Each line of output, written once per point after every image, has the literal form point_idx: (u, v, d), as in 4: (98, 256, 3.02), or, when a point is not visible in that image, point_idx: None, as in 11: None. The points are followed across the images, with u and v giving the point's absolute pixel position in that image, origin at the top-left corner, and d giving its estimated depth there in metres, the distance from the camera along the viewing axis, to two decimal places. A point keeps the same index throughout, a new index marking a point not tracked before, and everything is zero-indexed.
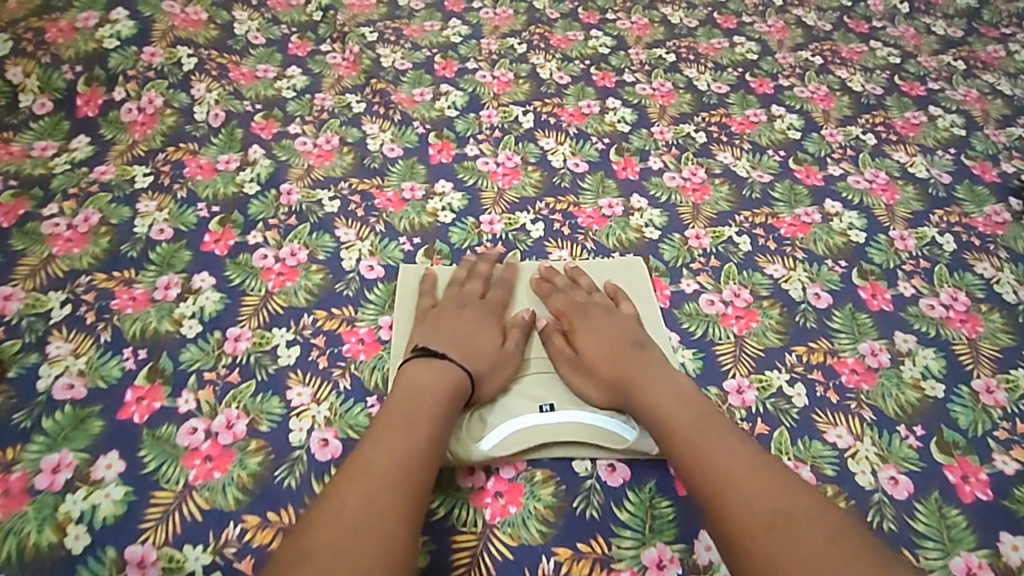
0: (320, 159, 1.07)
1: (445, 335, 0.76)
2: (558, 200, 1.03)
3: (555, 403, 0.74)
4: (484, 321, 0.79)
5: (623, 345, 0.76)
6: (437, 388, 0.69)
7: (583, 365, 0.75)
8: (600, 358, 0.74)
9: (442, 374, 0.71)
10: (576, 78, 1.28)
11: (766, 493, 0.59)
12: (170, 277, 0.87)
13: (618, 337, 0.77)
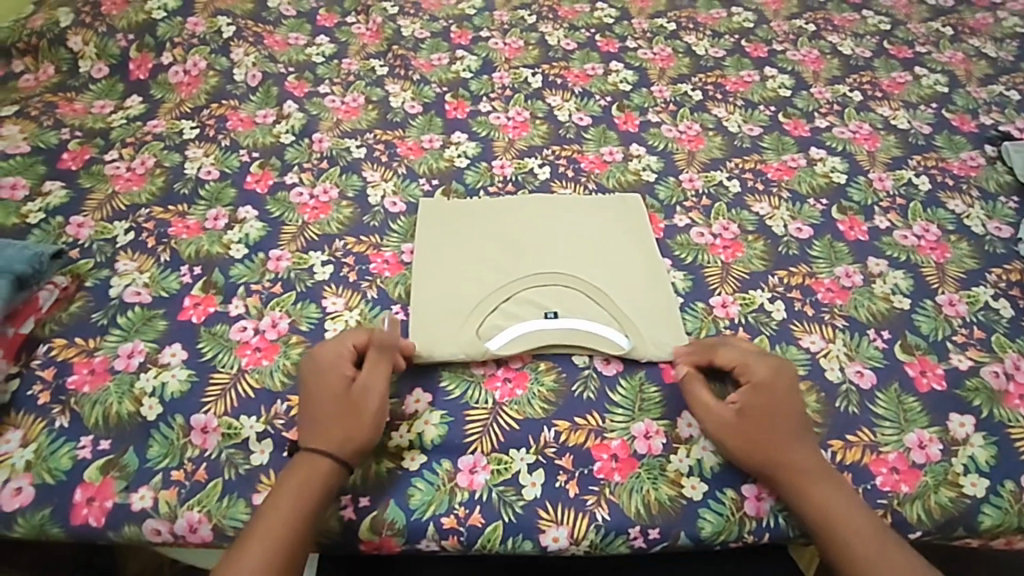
0: (348, 114, 1.18)
1: (312, 404, 0.71)
2: (563, 148, 1.13)
3: (557, 312, 0.83)
4: (328, 378, 0.73)
5: (786, 424, 0.71)
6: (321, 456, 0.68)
7: (738, 429, 0.71)
8: (761, 432, 0.71)
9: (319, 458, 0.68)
10: (582, 45, 1.38)
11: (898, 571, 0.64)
12: (219, 210, 0.99)
13: (783, 415, 0.72)
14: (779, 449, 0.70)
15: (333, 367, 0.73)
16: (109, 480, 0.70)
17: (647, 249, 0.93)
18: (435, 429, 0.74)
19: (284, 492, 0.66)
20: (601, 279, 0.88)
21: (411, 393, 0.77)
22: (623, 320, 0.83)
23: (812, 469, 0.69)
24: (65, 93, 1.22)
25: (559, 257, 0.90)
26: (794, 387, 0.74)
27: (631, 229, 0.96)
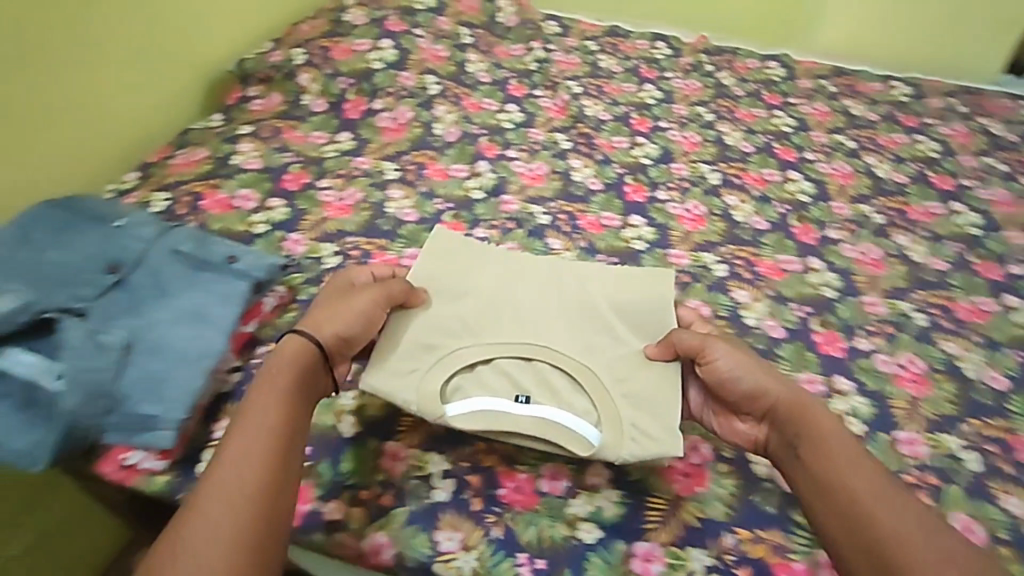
0: (533, 180, 1.26)
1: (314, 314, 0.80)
2: (740, 248, 1.14)
3: (532, 385, 0.79)
4: (331, 294, 0.81)
5: (769, 371, 0.76)
6: (297, 360, 0.72)
7: (744, 371, 0.75)
8: (756, 376, 0.75)
9: (289, 345, 0.74)
10: (759, 149, 1.41)
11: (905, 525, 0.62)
12: (415, 250, 1.07)
13: (768, 369, 0.76)
14: (773, 378, 0.75)
15: (345, 283, 0.83)
16: (306, 485, 0.75)
17: (646, 306, 0.87)
18: (615, 507, 0.74)
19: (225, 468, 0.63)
20: (595, 350, 0.82)
21: (592, 466, 0.78)
22: (602, 400, 0.78)
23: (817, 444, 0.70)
24: (289, 121, 1.39)
25: (546, 310, 0.86)
26: (755, 353, 0.79)
27: (633, 282, 0.89)
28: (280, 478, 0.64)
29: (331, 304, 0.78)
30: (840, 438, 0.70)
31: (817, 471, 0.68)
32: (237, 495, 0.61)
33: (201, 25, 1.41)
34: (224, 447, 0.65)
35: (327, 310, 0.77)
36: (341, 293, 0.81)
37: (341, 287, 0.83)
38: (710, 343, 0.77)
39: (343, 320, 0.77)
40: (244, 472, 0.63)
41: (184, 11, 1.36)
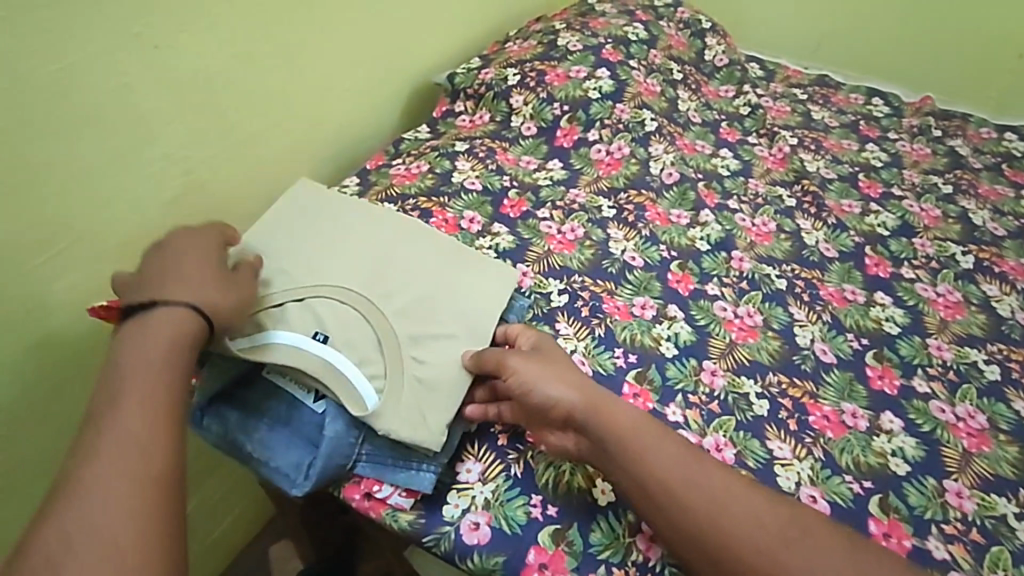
0: (761, 238, 1.17)
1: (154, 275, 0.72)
2: (1010, 348, 1.01)
3: (334, 325, 0.77)
4: (192, 259, 0.74)
5: (573, 382, 0.74)
6: (166, 334, 0.67)
7: (586, 398, 0.72)
8: (600, 407, 0.72)
9: (163, 320, 0.67)
10: (1013, 233, 1.25)
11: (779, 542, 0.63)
12: (645, 299, 1.01)
13: (595, 393, 0.73)
14: (593, 395, 0.73)
15: (198, 250, 0.76)
16: (562, 553, 0.70)
17: (480, 313, 0.83)
18: None
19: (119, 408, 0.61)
20: (404, 312, 0.81)
21: None
22: (393, 365, 0.77)
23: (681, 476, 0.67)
24: (500, 142, 1.38)
25: (344, 257, 0.85)
26: (551, 359, 0.78)
27: (478, 285, 0.86)
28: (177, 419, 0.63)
29: (215, 280, 0.74)
30: (643, 445, 0.69)
31: (665, 506, 0.66)
32: (130, 438, 0.59)
33: (418, 37, 1.43)
34: (106, 396, 0.62)
35: (221, 289, 0.73)
36: (170, 238, 0.77)
37: (207, 256, 0.76)
38: (507, 357, 0.76)
39: (238, 311, 0.73)
40: (126, 455, 0.58)
41: (406, 21, 1.38)
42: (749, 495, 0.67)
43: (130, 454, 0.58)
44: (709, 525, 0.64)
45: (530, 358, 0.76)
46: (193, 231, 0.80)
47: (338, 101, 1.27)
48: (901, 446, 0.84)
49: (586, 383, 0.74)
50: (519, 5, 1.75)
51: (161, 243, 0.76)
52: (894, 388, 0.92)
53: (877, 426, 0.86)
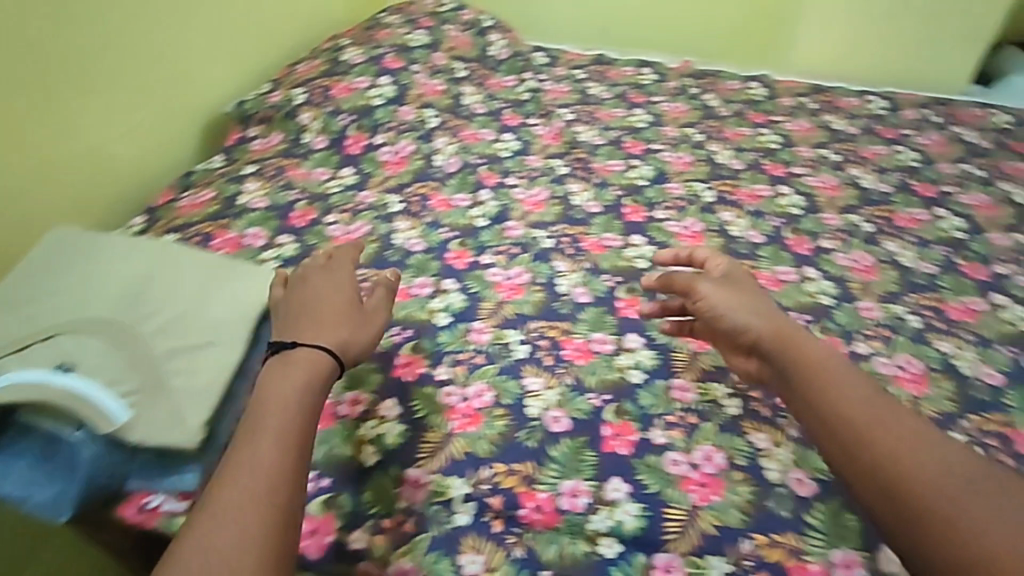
0: (535, 207, 1.30)
1: (306, 308, 0.81)
2: (738, 262, 1.18)
3: (82, 356, 0.81)
4: (334, 298, 0.83)
5: (740, 304, 0.88)
6: (295, 376, 0.72)
7: (766, 315, 0.87)
8: (766, 316, 0.87)
9: (305, 361, 0.74)
10: (750, 166, 1.46)
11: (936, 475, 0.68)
12: (424, 279, 1.10)
13: (750, 304, 0.89)
14: (788, 325, 0.85)
15: (334, 287, 0.84)
16: (331, 516, 0.79)
17: (238, 307, 0.89)
18: (636, 520, 0.78)
19: (246, 470, 0.63)
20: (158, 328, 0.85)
21: (610, 481, 0.81)
22: (145, 378, 0.80)
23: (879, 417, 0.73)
24: (291, 159, 1.43)
25: (101, 286, 0.89)
26: (705, 290, 0.91)
27: (236, 288, 0.91)
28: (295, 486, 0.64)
29: (344, 318, 0.81)
30: (835, 368, 0.79)
31: (846, 435, 0.73)
32: (251, 505, 0.61)
33: (191, 66, 1.42)
34: (241, 451, 0.65)
35: (347, 328, 0.80)
36: (326, 272, 0.86)
37: (346, 295, 0.84)
38: (699, 283, 0.93)
39: (364, 345, 0.81)
40: (254, 490, 0.62)
41: (175, 53, 1.37)
42: (907, 422, 0.73)
43: (257, 488, 0.62)
44: (858, 448, 0.72)
45: (688, 279, 0.94)
46: (338, 261, 0.90)
47: (111, 146, 1.28)
48: (640, 358, 0.97)
49: (777, 314, 0.86)
50: (313, 21, 1.78)
51: (314, 277, 0.85)
52: (640, 313, 1.06)
53: (621, 346, 0.99)
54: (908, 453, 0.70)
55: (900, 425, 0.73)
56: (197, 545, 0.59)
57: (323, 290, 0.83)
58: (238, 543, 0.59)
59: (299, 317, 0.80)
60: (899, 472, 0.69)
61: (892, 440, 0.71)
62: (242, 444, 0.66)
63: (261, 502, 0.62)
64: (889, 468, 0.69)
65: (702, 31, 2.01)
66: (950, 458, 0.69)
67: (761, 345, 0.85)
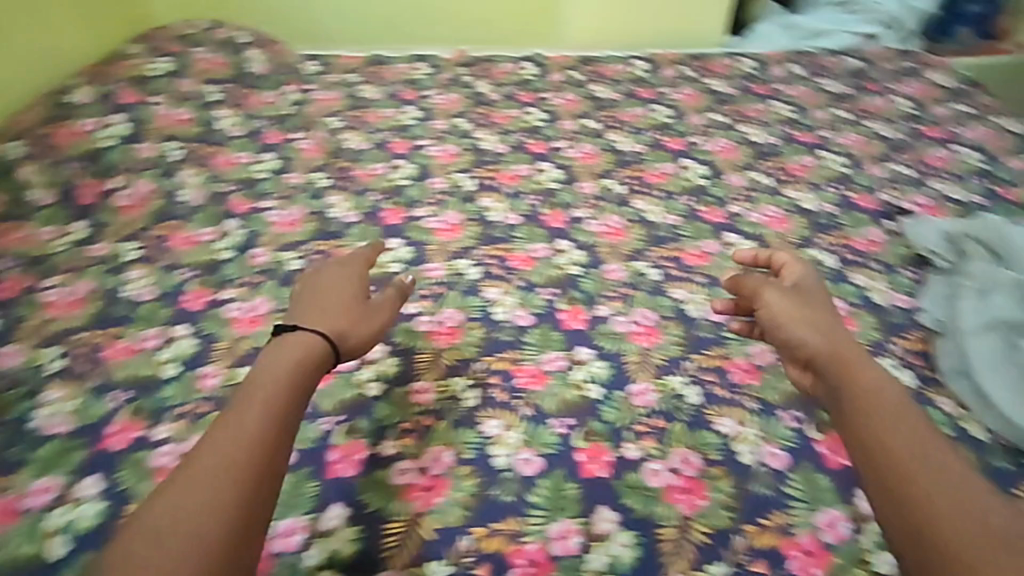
0: (287, 227, 1.23)
1: (309, 295, 0.79)
2: (493, 247, 1.18)
3: None
4: (338, 293, 0.80)
5: (803, 315, 0.80)
6: (283, 358, 0.70)
7: (822, 327, 0.78)
8: (814, 315, 0.80)
9: (299, 344, 0.72)
10: (513, 147, 1.48)
11: (964, 505, 0.60)
12: (153, 330, 1.02)
13: (813, 306, 0.81)
14: (834, 328, 0.78)
15: (347, 277, 0.83)
16: None
17: None
18: (351, 544, 0.73)
19: (229, 435, 0.62)
20: None
21: (329, 509, 0.77)
22: None
23: (920, 438, 0.66)
24: None
25: None
26: (778, 292, 0.84)
27: None
28: (268, 471, 0.61)
29: (347, 310, 0.79)
30: (869, 372, 0.72)
31: (873, 447, 0.66)
32: (225, 469, 0.59)
33: None
34: (224, 420, 0.63)
35: (343, 317, 0.77)
36: (337, 266, 0.85)
37: (349, 288, 0.81)
38: (764, 288, 0.85)
39: (366, 341, 0.78)
40: (229, 455, 0.60)
41: None
42: (913, 430, 0.66)
43: (237, 456, 0.60)
44: (887, 460, 0.64)
45: (803, 280, 0.87)
46: (358, 257, 0.89)
47: None
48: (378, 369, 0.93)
49: (836, 332, 0.77)
50: (58, 53, 1.52)
51: (329, 271, 0.83)
52: None
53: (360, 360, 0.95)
54: (933, 475, 0.62)
55: (904, 438, 0.66)
56: (163, 501, 0.57)
57: (332, 280, 0.82)
58: (215, 510, 0.57)
59: (305, 308, 0.77)
60: (901, 466, 0.64)
61: (913, 455, 0.64)
62: (236, 409, 0.64)
63: (228, 473, 0.59)
64: (887, 476, 0.64)
65: (482, 23, 2.04)
66: (970, 484, 0.62)
67: (817, 363, 0.75)
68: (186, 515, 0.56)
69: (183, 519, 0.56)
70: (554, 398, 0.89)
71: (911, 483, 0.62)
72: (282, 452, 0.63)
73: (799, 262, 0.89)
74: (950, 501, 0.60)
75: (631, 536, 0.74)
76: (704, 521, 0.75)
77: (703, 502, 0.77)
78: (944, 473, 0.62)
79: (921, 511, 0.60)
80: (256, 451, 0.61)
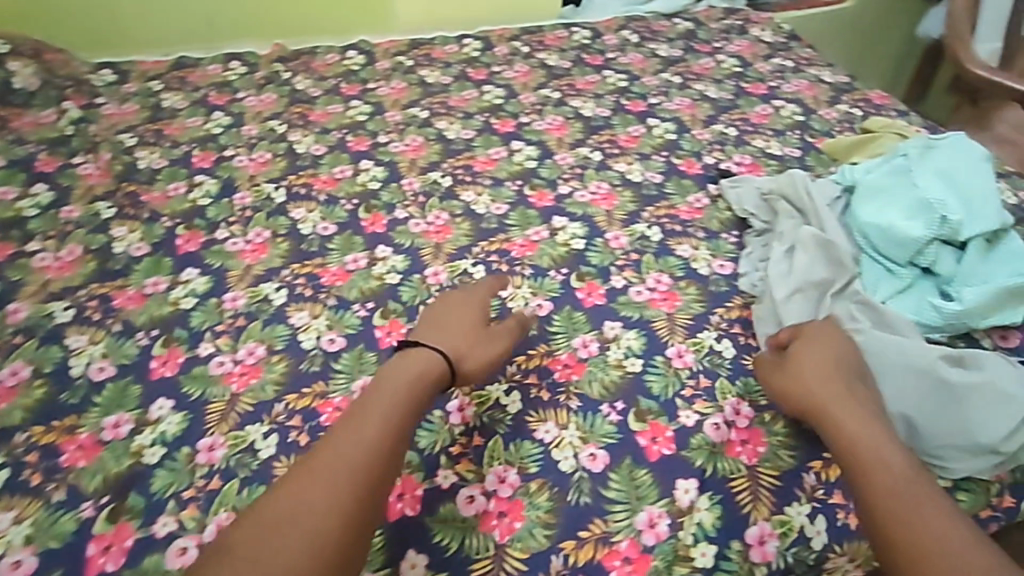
0: (59, 271, 1.06)
1: (428, 321, 0.86)
2: (304, 264, 1.07)
3: None
4: (466, 318, 0.86)
5: (829, 382, 0.77)
6: (398, 379, 0.76)
7: (814, 391, 0.77)
8: (815, 381, 0.77)
9: (417, 361, 0.78)
10: (332, 148, 1.36)
11: (958, 549, 0.62)
12: None
13: (827, 370, 0.78)
14: (834, 392, 0.76)
15: (462, 305, 0.88)
16: None
17: None
18: None
19: (335, 449, 0.68)
20: None
21: None
22: None
23: (920, 485, 0.68)
24: None
25: None
26: (798, 362, 0.80)
27: None
28: (364, 488, 0.66)
29: (469, 331, 0.84)
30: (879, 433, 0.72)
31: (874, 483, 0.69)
32: (335, 478, 0.65)
33: None
34: (335, 435, 0.70)
35: (463, 337, 0.82)
36: (460, 293, 0.91)
37: (477, 315, 0.88)
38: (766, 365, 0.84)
39: (487, 360, 0.83)
40: (348, 463, 0.67)
41: None
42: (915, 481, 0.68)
43: (352, 460, 0.67)
44: (887, 498, 0.67)
45: (821, 338, 0.82)
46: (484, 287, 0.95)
47: None
48: (163, 430, 0.83)
49: (838, 396, 0.76)
50: None
51: (447, 298, 0.90)
52: (175, 368, 0.91)
53: (142, 423, 0.84)
54: (931, 520, 0.65)
55: (908, 482, 0.68)
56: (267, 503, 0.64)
57: (439, 309, 0.88)
58: (320, 517, 0.63)
59: (431, 330, 0.83)
60: (905, 509, 0.66)
61: (916, 499, 0.66)
62: (350, 423, 0.71)
63: (329, 489, 0.65)
64: (896, 513, 0.66)
65: (303, 16, 1.87)
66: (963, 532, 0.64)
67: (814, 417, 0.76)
68: (284, 510, 0.63)
69: (290, 521, 0.62)
70: None
71: (909, 523, 0.65)
72: (386, 472, 0.69)
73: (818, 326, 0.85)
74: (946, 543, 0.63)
75: None
76: (521, 545, 0.70)
77: (519, 524, 0.72)
78: (941, 521, 0.64)
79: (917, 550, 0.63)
80: (357, 470, 0.67)
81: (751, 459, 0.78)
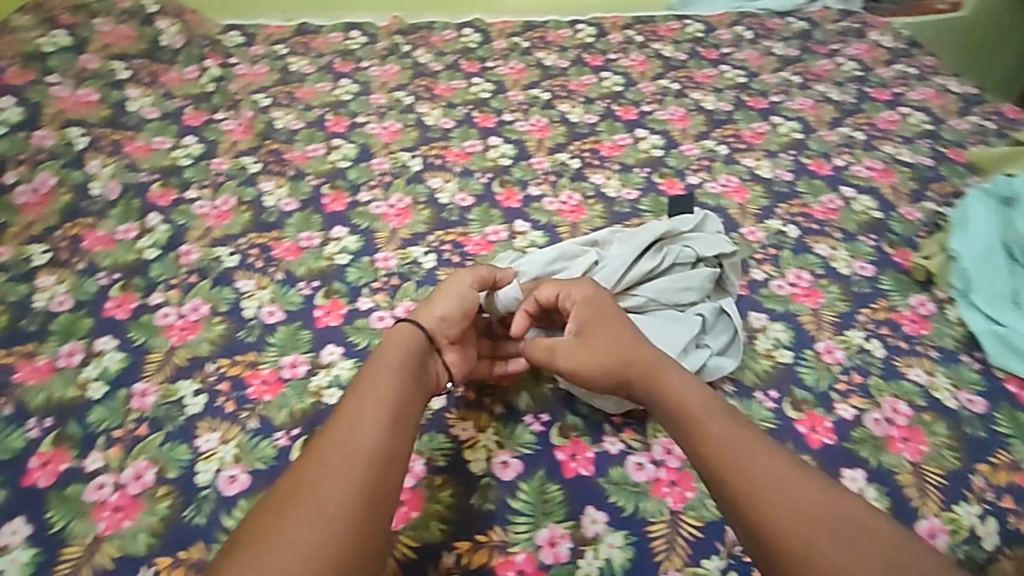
0: (218, 219, 1.12)
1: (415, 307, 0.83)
2: (448, 232, 1.11)
3: None
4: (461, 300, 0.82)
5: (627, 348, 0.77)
6: (397, 358, 0.75)
7: (618, 362, 0.77)
8: (610, 354, 0.77)
9: (407, 338, 0.77)
10: (460, 122, 1.39)
11: (784, 495, 0.64)
12: (73, 344, 0.90)
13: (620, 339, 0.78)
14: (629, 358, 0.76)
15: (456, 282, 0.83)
16: None
17: None
18: None
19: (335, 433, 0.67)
20: None
21: None
22: None
23: (746, 439, 0.69)
24: None
25: None
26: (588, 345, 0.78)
27: None
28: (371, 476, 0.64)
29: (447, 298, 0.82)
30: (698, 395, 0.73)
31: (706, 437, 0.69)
32: (342, 465, 0.64)
33: None
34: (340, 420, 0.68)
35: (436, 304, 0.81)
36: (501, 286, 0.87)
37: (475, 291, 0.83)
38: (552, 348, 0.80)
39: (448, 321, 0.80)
40: (347, 447, 0.65)
41: None
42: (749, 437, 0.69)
43: (360, 446, 0.65)
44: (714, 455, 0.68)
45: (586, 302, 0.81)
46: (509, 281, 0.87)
47: None
48: (337, 374, 0.87)
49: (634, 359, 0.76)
50: None
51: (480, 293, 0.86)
52: (339, 319, 0.95)
53: (316, 365, 0.88)
54: (749, 469, 0.66)
55: (736, 436, 0.69)
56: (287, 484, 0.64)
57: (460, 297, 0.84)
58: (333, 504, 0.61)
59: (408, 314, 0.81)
60: (733, 457, 0.67)
61: (745, 452, 0.67)
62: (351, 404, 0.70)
63: (338, 474, 0.63)
64: (721, 465, 0.67)
65: None
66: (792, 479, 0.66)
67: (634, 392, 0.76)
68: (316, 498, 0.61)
69: (312, 509, 0.61)
70: (524, 392, 0.84)
71: (733, 474, 0.66)
72: (389, 463, 0.66)
73: (580, 284, 0.83)
74: (762, 485, 0.65)
75: (622, 537, 0.71)
76: (695, 513, 0.73)
77: (691, 494, 0.75)
78: (763, 470, 0.66)
79: (738, 497, 0.65)
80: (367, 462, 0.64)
81: (915, 455, 0.79)
